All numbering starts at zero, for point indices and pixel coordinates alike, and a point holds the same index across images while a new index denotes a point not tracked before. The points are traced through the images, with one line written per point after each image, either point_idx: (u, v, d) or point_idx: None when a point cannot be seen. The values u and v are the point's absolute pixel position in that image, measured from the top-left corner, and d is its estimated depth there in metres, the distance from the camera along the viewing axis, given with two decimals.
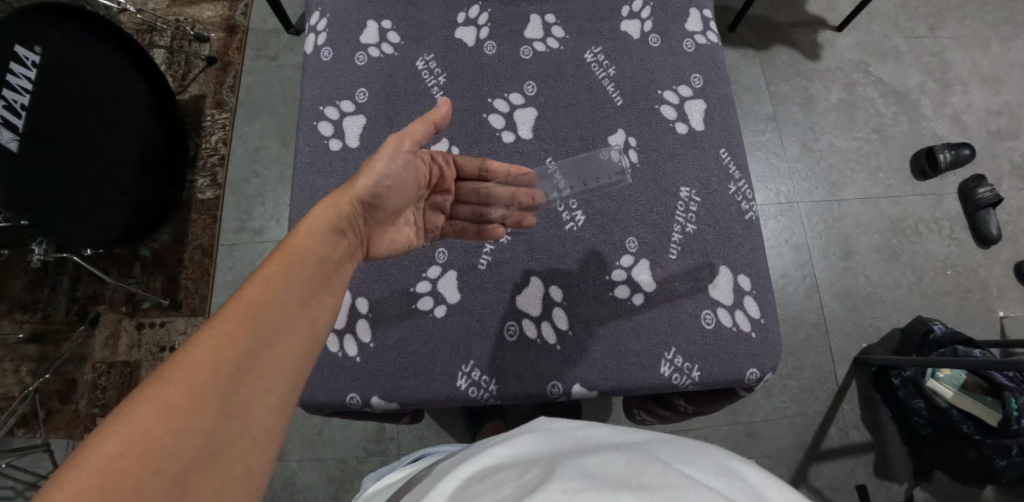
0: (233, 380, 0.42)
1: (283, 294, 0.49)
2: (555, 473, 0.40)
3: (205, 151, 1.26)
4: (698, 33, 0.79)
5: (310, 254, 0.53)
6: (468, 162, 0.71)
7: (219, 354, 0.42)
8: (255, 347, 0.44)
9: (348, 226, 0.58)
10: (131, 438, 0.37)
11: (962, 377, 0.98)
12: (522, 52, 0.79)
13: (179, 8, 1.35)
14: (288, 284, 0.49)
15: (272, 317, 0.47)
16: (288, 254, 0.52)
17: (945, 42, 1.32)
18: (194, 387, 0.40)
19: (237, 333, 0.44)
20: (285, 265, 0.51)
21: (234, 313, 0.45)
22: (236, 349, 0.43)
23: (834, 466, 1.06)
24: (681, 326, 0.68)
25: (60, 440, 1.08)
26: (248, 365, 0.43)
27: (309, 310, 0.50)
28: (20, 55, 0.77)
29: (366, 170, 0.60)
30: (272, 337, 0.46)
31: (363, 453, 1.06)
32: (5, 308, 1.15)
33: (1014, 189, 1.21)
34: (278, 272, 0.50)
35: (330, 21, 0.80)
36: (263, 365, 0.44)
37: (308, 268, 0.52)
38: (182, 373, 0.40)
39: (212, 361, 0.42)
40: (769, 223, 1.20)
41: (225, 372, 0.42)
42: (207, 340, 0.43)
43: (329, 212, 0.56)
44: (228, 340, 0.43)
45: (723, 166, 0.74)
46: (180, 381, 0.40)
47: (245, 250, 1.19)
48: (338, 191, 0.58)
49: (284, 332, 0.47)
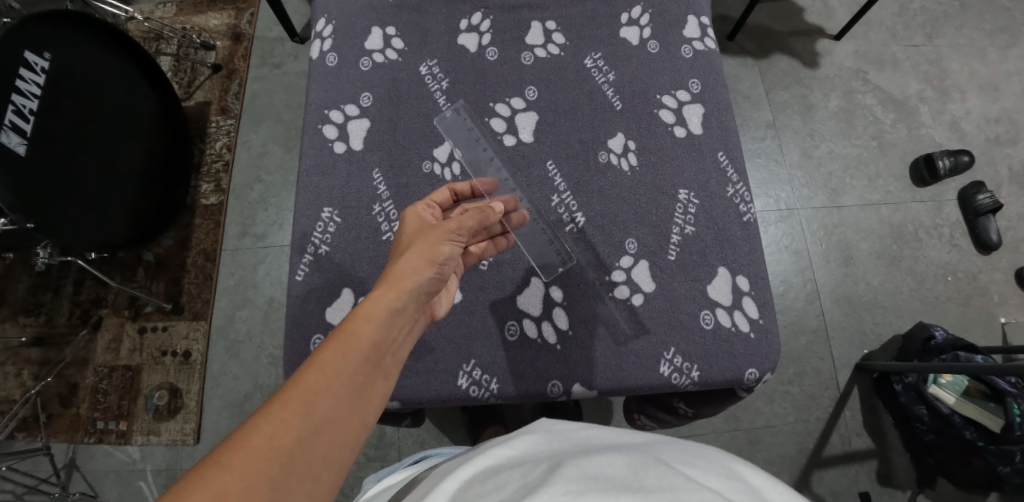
0: (281, 470, 0.39)
1: (337, 379, 0.45)
2: (556, 474, 0.41)
3: (209, 157, 1.27)
4: (696, 39, 0.81)
5: (370, 334, 0.48)
6: (444, 196, 0.67)
7: (268, 438, 0.40)
8: (307, 435, 0.41)
9: (411, 306, 0.52)
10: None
11: (963, 382, 0.96)
12: (523, 58, 0.80)
13: (186, 17, 1.37)
14: (345, 369, 0.45)
15: (324, 403, 0.43)
16: (345, 337, 0.47)
17: (942, 50, 1.33)
18: (246, 475, 0.38)
19: (289, 417, 0.41)
20: (341, 349, 0.46)
21: (289, 398, 0.42)
22: (287, 435, 0.40)
23: (835, 473, 1.06)
24: (681, 326, 0.68)
25: (61, 444, 1.08)
26: (298, 455, 0.40)
27: (362, 395, 0.46)
28: (29, 61, 0.79)
29: (429, 250, 0.55)
30: (323, 425, 0.42)
31: (363, 458, 1.06)
32: (8, 312, 1.16)
33: (1013, 195, 1.22)
34: (335, 356, 0.46)
35: (335, 28, 0.82)
36: (310, 455, 0.41)
37: (364, 352, 0.47)
38: (237, 459, 0.38)
39: (267, 449, 0.39)
40: (769, 229, 1.21)
41: (276, 461, 0.39)
42: (263, 425, 0.40)
43: (390, 299, 0.51)
44: (284, 427, 0.41)
45: (722, 169, 0.75)
46: (234, 467, 0.38)
47: (248, 254, 1.21)
48: (395, 275, 0.52)
49: (334, 421, 0.43)
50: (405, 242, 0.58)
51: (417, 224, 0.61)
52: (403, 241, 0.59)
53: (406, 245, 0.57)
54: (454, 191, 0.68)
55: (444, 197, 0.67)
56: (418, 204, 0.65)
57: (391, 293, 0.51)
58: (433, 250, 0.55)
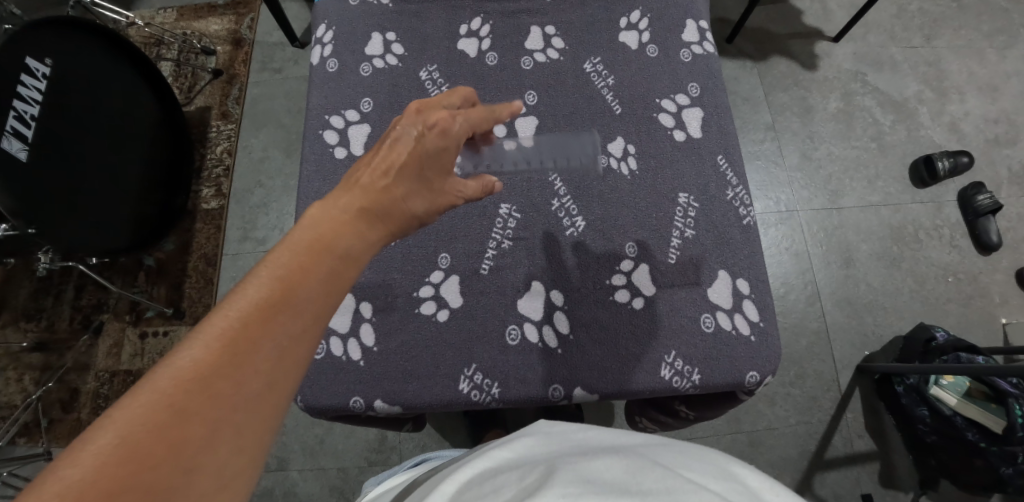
0: (232, 395, 0.31)
1: (305, 291, 0.36)
2: (554, 477, 0.40)
3: (210, 162, 1.27)
4: (695, 43, 0.81)
5: (334, 245, 0.39)
6: (482, 120, 0.56)
7: (217, 370, 0.31)
8: (266, 350, 0.33)
9: (384, 237, 0.45)
10: (100, 477, 0.26)
11: (965, 384, 0.97)
12: (523, 63, 0.80)
13: (186, 22, 1.38)
14: (306, 283, 0.36)
15: (290, 317, 0.35)
16: (314, 251, 0.38)
17: (941, 52, 1.33)
18: (189, 392, 0.30)
19: (244, 335, 0.32)
20: (307, 261, 0.37)
21: (242, 311, 0.33)
22: (244, 365, 0.32)
23: (838, 475, 1.06)
24: (681, 330, 0.68)
25: (62, 449, 1.08)
26: (257, 371, 0.32)
27: (327, 305, 0.38)
28: (30, 67, 0.79)
29: (429, 194, 0.50)
30: (285, 340, 0.34)
31: (364, 462, 1.06)
32: (9, 317, 1.16)
33: (1014, 196, 1.22)
34: (299, 267, 0.37)
35: (336, 33, 0.82)
36: (274, 387, 0.33)
37: (334, 265, 0.39)
38: (174, 378, 0.30)
39: (213, 363, 0.31)
40: (769, 231, 1.21)
41: (227, 378, 0.31)
42: (210, 337, 0.32)
43: (363, 224, 0.42)
44: (234, 339, 0.32)
45: (722, 173, 0.75)
46: (170, 387, 0.30)
47: (248, 259, 1.21)
48: (391, 219, 0.45)
49: (297, 334, 0.35)
50: (413, 168, 0.48)
51: (433, 147, 0.49)
52: (406, 156, 0.47)
53: (414, 179, 0.48)
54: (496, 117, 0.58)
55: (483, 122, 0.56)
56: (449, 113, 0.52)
57: (366, 221, 0.43)
58: (430, 197, 0.50)
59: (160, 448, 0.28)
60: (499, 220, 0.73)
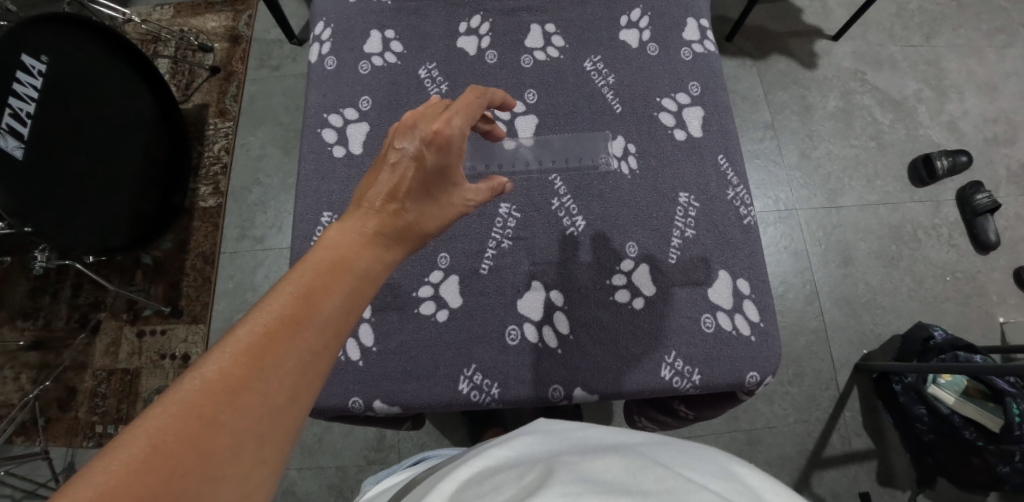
0: (253, 406, 0.32)
1: (325, 307, 0.37)
2: (555, 477, 0.40)
3: (207, 160, 1.27)
4: (695, 42, 0.80)
5: (355, 263, 0.40)
6: (473, 106, 0.51)
7: (238, 383, 0.32)
8: (285, 365, 0.34)
9: (403, 251, 0.45)
10: (130, 485, 0.28)
11: (963, 383, 0.97)
12: (523, 61, 0.80)
13: (183, 19, 1.37)
14: (326, 299, 0.37)
15: (309, 333, 0.35)
16: (334, 266, 0.39)
17: (941, 51, 1.33)
18: (213, 402, 0.31)
19: (264, 349, 0.34)
20: (326, 276, 0.38)
21: (264, 326, 0.34)
22: (267, 379, 0.33)
23: (836, 474, 1.06)
24: (681, 330, 0.68)
25: (60, 448, 1.08)
26: (277, 384, 0.33)
27: (346, 321, 0.38)
28: (25, 64, 0.78)
29: (439, 211, 0.49)
30: (304, 356, 0.35)
31: (363, 461, 1.06)
32: (6, 316, 1.16)
33: (1012, 195, 1.22)
34: (318, 283, 0.37)
35: (334, 31, 0.81)
36: (296, 400, 0.34)
37: (354, 281, 0.39)
38: (198, 389, 0.31)
39: (236, 375, 0.32)
40: (768, 230, 1.21)
41: (249, 389, 0.32)
42: (233, 350, 0.33)
43: (380, 240, 0.43)
44: (255, 353, 0.33)
45: (722, 172, 0.75)
46: (194, 397, 0.31)
47: (246, 257, 1.20)
48: (407, 235, 0.45)
49: (317, 351, 0.35)
50: (421, 186, 0.47)
51: (436, 163, 0.47)
52: (410, 179, 0.46)
53: (421, 197, 0.47)
54: (485, 95, 0.54)
55: (477, 103, 0.52)
56: (444, 118, 0.48)
57: (382, 240, 0.43)
58: (441, 211, 0.49)
59: (181, 456, 0.30)
60: (498, 219, 0.73)
